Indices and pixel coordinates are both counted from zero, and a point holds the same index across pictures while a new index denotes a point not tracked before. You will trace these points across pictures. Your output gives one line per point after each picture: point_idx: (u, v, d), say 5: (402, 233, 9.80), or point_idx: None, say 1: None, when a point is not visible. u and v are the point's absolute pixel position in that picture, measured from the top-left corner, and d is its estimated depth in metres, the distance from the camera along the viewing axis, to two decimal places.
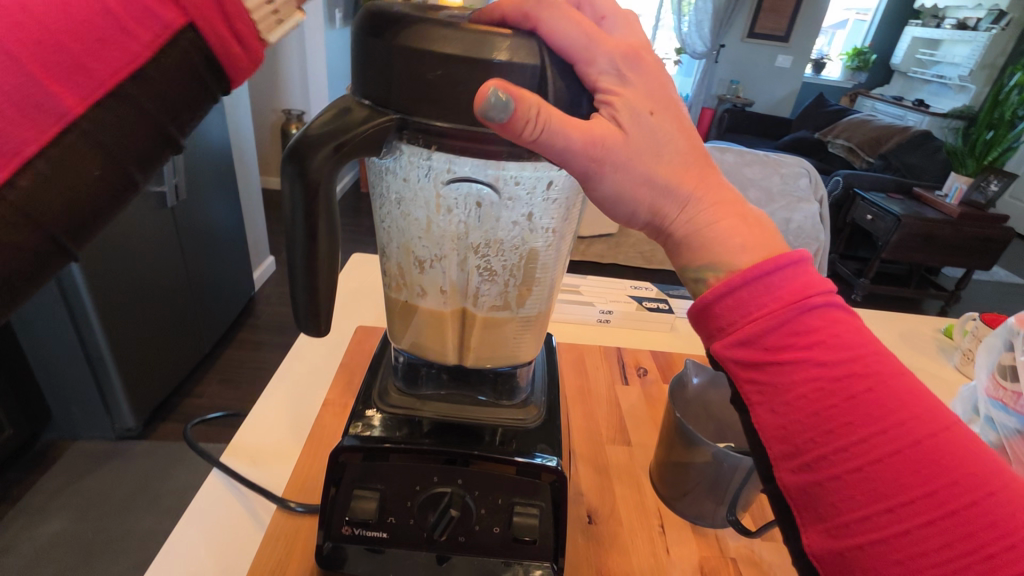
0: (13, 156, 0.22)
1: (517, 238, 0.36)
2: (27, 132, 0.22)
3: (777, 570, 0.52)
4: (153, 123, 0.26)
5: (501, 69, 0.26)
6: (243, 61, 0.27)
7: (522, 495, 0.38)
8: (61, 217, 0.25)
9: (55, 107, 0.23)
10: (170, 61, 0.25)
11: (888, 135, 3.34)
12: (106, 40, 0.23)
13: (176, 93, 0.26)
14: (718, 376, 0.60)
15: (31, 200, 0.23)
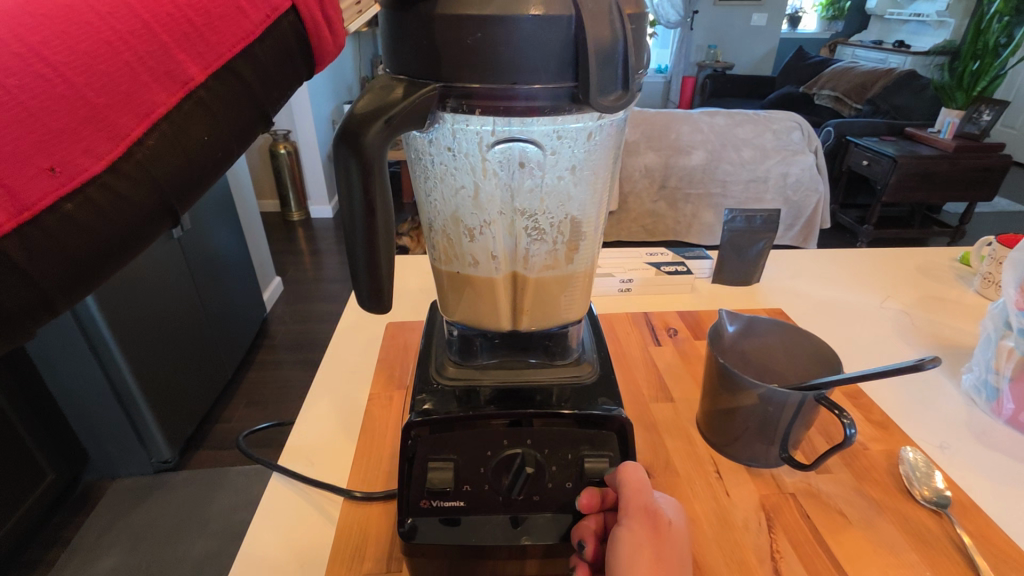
0: (143, 115, 0.23)
1: (563, 193, 0.38)
2: (158, 94, 0.23)
3: (837, 500, 0.53)
4: (253, 99, 0.27)
5: (533, 24, 0.27)
6: (331, 46, 0.29)
7: (590, 447, 0.40)
8: (174, 180, 0.25)
9: (181, 72, 0.24)
10: (273, 41, 0.27)
11: (873, 79, 3.33)
12: (224, 16, 0.25)
13: (274, 74, 0.28)
14: (753, 322, 0.61)
15: (154, 161, 0.24)
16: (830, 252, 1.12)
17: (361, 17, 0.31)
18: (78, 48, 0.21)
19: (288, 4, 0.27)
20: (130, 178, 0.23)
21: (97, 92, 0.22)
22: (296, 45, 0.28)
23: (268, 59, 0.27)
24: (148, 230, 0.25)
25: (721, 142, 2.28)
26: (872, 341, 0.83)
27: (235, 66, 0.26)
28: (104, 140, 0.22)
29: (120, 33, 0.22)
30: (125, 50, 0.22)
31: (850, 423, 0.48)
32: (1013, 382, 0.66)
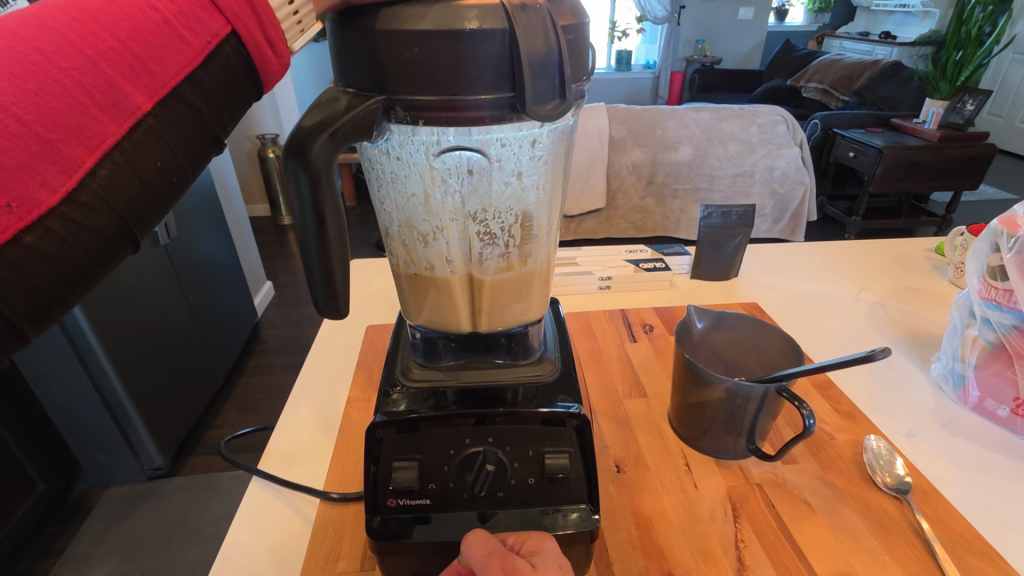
0: (94, 146, 0.23)
1: (512, 196, 0.39)
2: (107, 125, 0.23)
3: (802, 489, 0.55)
4: (205, 124, 0.27)
5: (471, 38, 0.28)
6: (275, 65, 0.28)
7: (551, 444, 0.41)
8: (135, 209, 0.25)
9: (127, 103, 0.24)
10: (218, 66, 0.26)
11: (858, 70, 3.35)
12: (166, 45, 0.24)
13: (225, 98, 0.27)
14: (722, 317, 0.62)
15: (111, 190, 0.24)
16: (808, 245, 1.13)
17: (303, 37, 0.29)
18: (24, 86, 0.21)
19: (227, 28, 0.26)
20: (89, 208, 0.24)
21: (47, 127, 0.22)
22: (242, 70, 0.27)
23: (215, 84, 0.27)
24: (112, 257, 0.26)
25: (706, 138, 2.29)
26: (847, 332, 0.84)
27: (181, 92, 0.25)
28: (57, 173, 0.22)
29: (64, 70, 0.22)
30: (70, 84, 0.22)
31: (809, 414, 0.49)
32: (978, 370, 0.67)
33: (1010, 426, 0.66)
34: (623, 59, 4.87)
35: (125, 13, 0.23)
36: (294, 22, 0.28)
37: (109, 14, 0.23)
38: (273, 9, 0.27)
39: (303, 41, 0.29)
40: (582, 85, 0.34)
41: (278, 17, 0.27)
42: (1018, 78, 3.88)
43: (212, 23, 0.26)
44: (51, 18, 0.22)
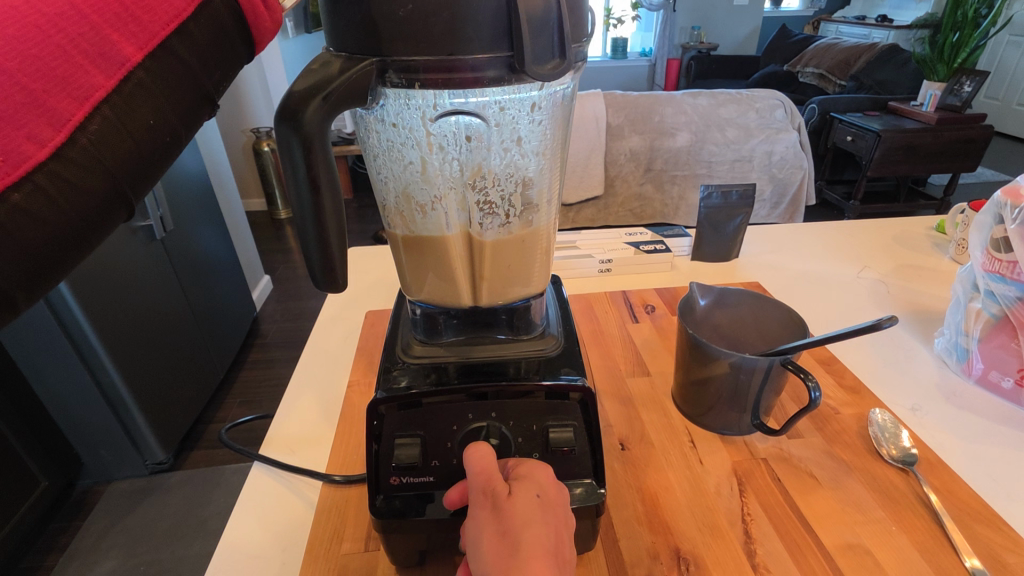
0: (81, 99, 0.22)
1: (512, 165, 0.39)
2: (95, 76, 0.22)
3: (807, 463, 0.54)
4: (195, 82, 0.26)
5: None
6: (268, 22, 0.27)
7: (555, 417, 0.41)
8: (128, 170, 0.24)
9: (116, 53, 0.22)
10: (207, 19, 0.25)
11: (856, 54, 3.33)
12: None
13: (216, 54, 0.26)
14: (724, 294, 0.62)
15: (102, 147, 0.23)
16: (810, 227, 1.12)
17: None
18: (6, 33, 0.20)
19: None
20: (80, 166, 0.22)
21: (31, 76, 0.21)
22: (231, 22, 0.26)
23: (206, 39, 0.25)
24: (103, 221, 0.25)
25: (704, 123, 2.27)
26: (850, 310, 0.84)
27: (171, 44, 0.24)
28: (44, 125, 0.21)
29: (48, 17, 0.21)
30: (52, 30, 0.21)
31: (815, 387, 0.48)
32: (982, 343, 0.67)
33: (1014, 398, 0.65)
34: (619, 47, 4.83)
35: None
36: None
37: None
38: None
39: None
40: (582, 47, 0.33)
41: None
42: (1015, 59, 3.87)
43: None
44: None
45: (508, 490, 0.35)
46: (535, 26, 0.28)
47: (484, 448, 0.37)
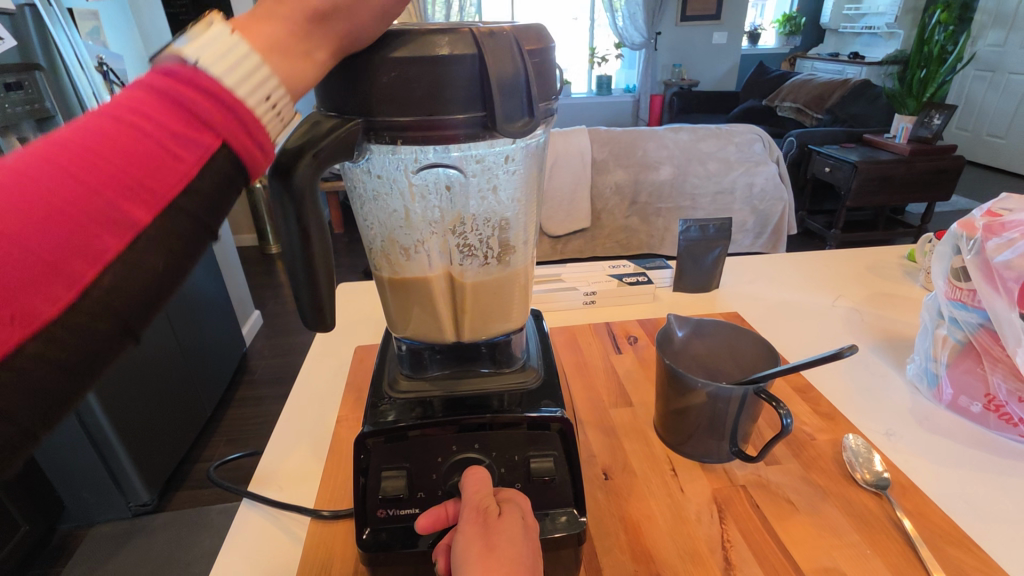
0: (94, 259, 0.23)
1: (488, 211, 0.42)
2: (75, 264, 0.22)
3: (785, 489, 0.56)
4: (203, 223, 0.27)
5: (446, 62, 0.30)
6: (266, 157, 0.28)
7: (535, 448, 0.43)
8: (99, 347, 0.24)
9: (99, 238, 0.23)
10: (202, 184, 0.25)
11: (830, 90, 3.47)
12: (142, 174, 0.24)
13: (223, 197, 0.27)
14: (700, 324, 0.64)
15: (114, 296, 0.24)
16: (787, 258, 1.16)
17: (287, 128, 0.29)
18: (16, 213, 0.21)
19: (213, 145, 0.25)
20: (45, 356, 0.22)
21: (40, 250, 0.22)
22: (236, 168, 0.27)
23: (213, 186, 0.26)
24: (119, 359, 0.25)
25: (686, 157, 2.34)
26: (826, 337, 0.87)
27: (158, 218, 0.24)
28: (11, 321, 0.21)
29: (50, 190, 0.22)
30: (59, 203, 0.22)
31: (787, 413, 0.50)
32: (951, 368, 0.69)
33: (984, 422, 0.67)
34: (603, 84, 4.99)
35: (93, 142, 0.23)
36: (276, 116, 0.27)
37: (75, 147, 0.22)
38: (257, 112, 0.26)
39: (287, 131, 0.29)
40: (552, 102, 0.37)
41: (261, 118, 0.27)
42: (981, 92, 4.05)
43: (193, 142, 0.25)
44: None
45: (499, 510, 0.38)
46: (505, 89, 0.31)
47: (479, 471, 0.40)
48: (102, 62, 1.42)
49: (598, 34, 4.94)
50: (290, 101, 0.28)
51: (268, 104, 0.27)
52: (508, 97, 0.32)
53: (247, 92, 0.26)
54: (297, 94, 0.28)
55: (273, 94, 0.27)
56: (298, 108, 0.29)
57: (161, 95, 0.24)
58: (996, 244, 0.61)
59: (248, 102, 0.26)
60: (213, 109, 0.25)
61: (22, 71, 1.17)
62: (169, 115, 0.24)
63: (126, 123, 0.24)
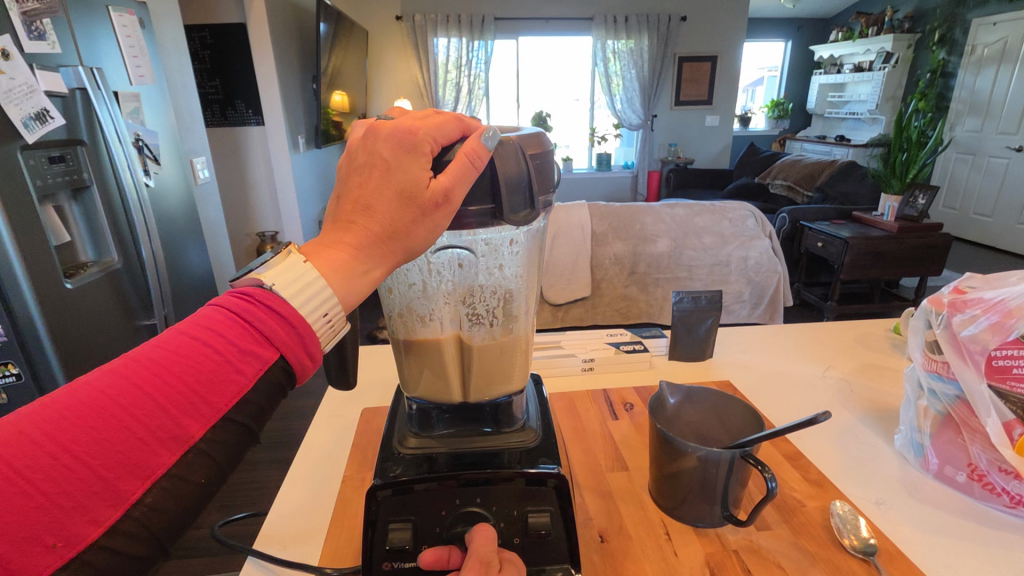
0: (181, 442, 0.31)
1: (495, 284, 0.48)
2: (162, 457, 0.30)
3: (775, 554, 0.58)
4: (260, 408, 0.35)
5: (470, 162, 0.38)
6: (310, 360, 0.36)
7: (533, 504, 0.46)
8: (166, 523, 0.31)
9: (183, 435, 0.31)
10: (265, 384, 0.34)
11: (818, 170, 3.66)
12: (223, 380, 0.32)
13: (278, 388, 0.35)
14: (691, 391, 0.68)
15: (189, 469, 0.32)
16: (778, 328, 1.21)
17: (335, 335, 0.38)
18: (134, 409, 0.30)
19: (276, 354, 0.35)
20: (126, 533, 0.29)
21: (146, 435, 0.30)
22: (290, 370, 0.36)
23: (272, 382, 0.35)
24: (180, 523, 0.32)
25: (682, 231, 2.45)
26: (816, 406, 0.90)
27: (228, 416, 0.33)
28: (106, 508, 0.29)
29: (161, 390, 0.31)
30: (165, 399, 0.31)
31: (772, 477, 0.53)
32: (934, 439, 0.72)
33: (969, 492, 0.69)
34: (603, 161, 5.25)
35: (191, 359, 0.32)
36: (326, 325, 0.37)
37: (179, 363, 0.31)
38: (312, 325, 0.36)
39: (335, 337, 0.38)
40: (548, 195, 0.45)
41: (314, 328, 0.36)
42: (964, 174, 4.24)
43: (262, 353, 0.34)
44: (134, 375, 0.30)
45: (498, 564, 0.41)
46: (512, 185, 0.40)
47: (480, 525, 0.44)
48: (138, 137, 1.54)
49: (598, 115, 5.26)
50: (339, 312, 0.37)
51: (321, 317, 0.36)
52: (516, 191, 0.41)
53: (305, 312, 0.35)
54: (346, 307, 0.37)
55: (326, 309, 0.36)
56: (347, 318, 0.38)
57: (245, 317, 0.34)
58: (961, 320, 0.66)
59: (306, 319, 0.35)
60: (280, 327, 0.34)
61: (65, 146, 1.28)
62: (249, 335, 0.34)
63: (222, 337, 0.33)
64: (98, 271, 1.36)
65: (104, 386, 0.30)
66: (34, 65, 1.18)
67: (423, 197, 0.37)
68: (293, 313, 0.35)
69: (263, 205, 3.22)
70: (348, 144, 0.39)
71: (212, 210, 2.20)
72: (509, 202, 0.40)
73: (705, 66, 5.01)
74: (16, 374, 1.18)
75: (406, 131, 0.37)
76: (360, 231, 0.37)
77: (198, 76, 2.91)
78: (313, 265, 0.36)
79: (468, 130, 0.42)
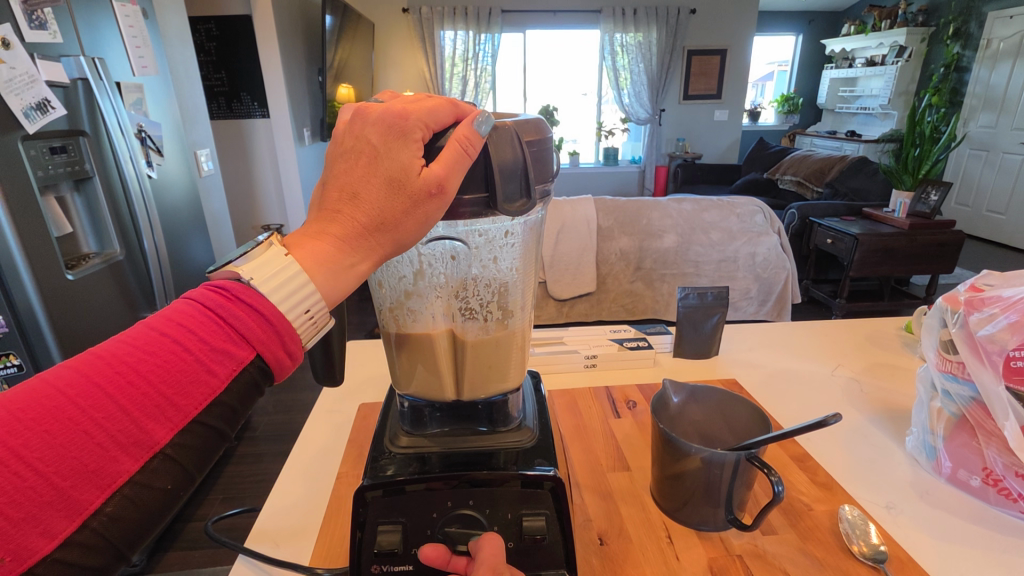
0: (147, 447, 0.30)
1: (490, 277, 0.47)
2: (123, 463, 0.29)
3: (781, 560, 0.56)
4: (233, 410, 0.33)
5: (464, 152, 0.36)
6: (288, 361, 0.35)
7: (528, 507, 0.44)
8: (127, 532, 0.30)
9: (147, 439, 0.30)
10: (238, 386, 0.33)
11: (829, 165, 3.60)
12: (193, 382, 0.31)
13: (252, 390, 0.34)
14: (695, 391, 0.66)
15: (153, 476, 0.30)
16: (787, 326, 1.18)
17: (318, 331, 0.37)
18: (97, 414, 0.28)
19: (252, 353, 0.33)
20: (82, 544, 0.28)
21: (107, 442, 0.28)
22: (265, 372, 0.34)
23: (245, 384, 0.33)
24: (143, 530, 0.31)
25: (689, 226, 2.41)
26: (825, 406, 0.88)
27: (198, 419, 0.32)
28: (61, 518, 0.27)
29: (126, 392, 0.29)
30: (130, 402, 0.29)
31: (778, 481, 0.50)
32: (947, 441, 0.70)
33: (984, 496, 0.67)
34: (610, 155, 5.20)
35: (159, 359, 0.30)
36: (308, 322, 0.35)
37: (145, 363, 0.30)
38: (292, 323, 0.34)
39: (318, 333, 0.37)
40: (547, 184, 0.44)
41: (294, 325, 0.34)
42: (977, 170, 4.17)
43: (238, 352, 0.33)
44: (96, 375, 0.29)
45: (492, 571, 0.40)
46: (506, 174, 0.39)
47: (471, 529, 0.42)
48: (141, 128, 1.53)
49: (605, 110, 5.21)
50: (321, 308, 0.36)
51: (303, 314, 0.35)
52: (508, 183, 0.39)
53: (285, 309, 0.34)
54: (330, 303, 0.36)
55: (308, 306, 0.35)
56: (331, 314, 0.37)
57: (220, 314, 0.32)
58: (978, 318, 0.64)
59: (286, 316, 0.34)
60: (257, 324, 0.33)
61: (67, 137, 1.27)
62: (223, 332, 0.32)
63: (191, 336, 0.31)
64: (101, 263, 1.35)
65: (63, 387, 0.28)
66: (35, 55, 1.17)
67: (414, 186, 0.35)
68: (271, 309, 0.33)
69: (268, 198, 3.22)
70: (336, 127, 0.37)
71: (216, 203, 2.19)
72: (498, 194, 0.39)
73: (715, 60, 4.95)
74: (17, 365, 1.18)
75: (397, 116, 0.35)
76: (347, 221, 0.35)
77: (203, 68, 2.89)
78: (296, 259, 0.35)
79: (463, 114, 0.40)
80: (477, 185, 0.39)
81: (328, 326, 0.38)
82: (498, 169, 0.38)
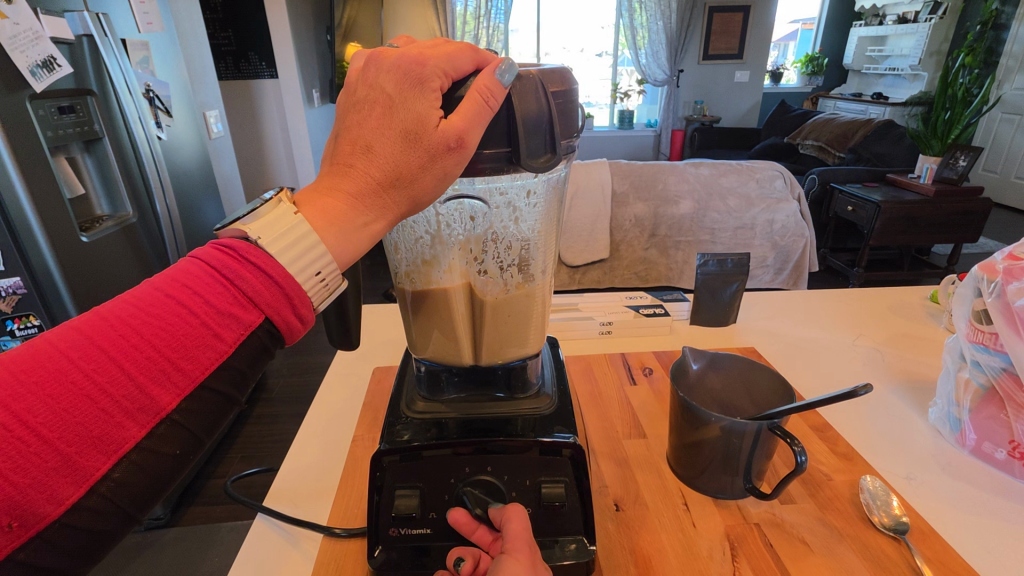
0: (153, 415, 0.29)
1: (511, 239, 0.45)
2: (130, 430, 0.28)
3: (800, 529, 0.55)
4: (239, 375, 0.32)
5: (489, 106, 0.34)
6: (296, 327, 0.34)
7: (547, 474, 0.44)
8: (136, 498, 0.30)
9: (153, 406, 0.29)
10: (246, 351, 0.32)
11: (853, 129, 3.48)
12: (200, 345, 0.30)
13: (254, 358, 0.33)
14: (715, 358, 0.65)
15: (159, 443, 0.29)
16: (807, 294, 1.15)
17: (330, 293, 0.35)
18: (95, 382, 0.27)
19: (260, 317, 0.32)
20: (90, 509, 0.28)
21: (110, 410, 0.28)
22: (268, 339, 0.33)
23: (247, 354, 0.32)
24: (151, 493, 0.30)
25: (706, 192, 2.35)
26: (847, 376, 0.86)
27: (206, 385, 0.31)
28: (67, 485, 0.27)
29: (124, 350, 0.28)
30: (129, 367, 0.28)
31: (801, 451, 0.49)
32: (973, 413, 0.68)
33: (1009, 469, 0.66)
34: (626, 119, 5.07)
35: (164, 321, 0.29)
36: (320, 286, 0.34)
37: (150, 326, 0.29)
38: (302, 285, 0.33)
39: (330, 296, 0.35)
40: (572, 139, 0.41)
41: (305, 288, 0.33)
42: (1009, 134, 4.00)
43: (245, 316, 0.31)
44: (98, 336, 0.28)
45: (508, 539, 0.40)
46: (531, 134, 0.36)
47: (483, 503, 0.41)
48: (149, 88, 1.50)
49: (621, 71, 5.06)
50: (333, 272, 0.34)
51: (314, 277, 0.33)
52: (531, 141, 0.36)
53: (294, 270, 0.32)
54: (342, 265, 0.34)
55: (319, 268, 0.33)
56: (343, 276, 0.35)
57: (227, 275, 0.31)
58: (1016, 288, 0.61)
59: (297, 280, 0.33)
60: (265, 287, 0.32)
61: (74, 96, 1.25)
62: (230, 295, 0.31)
63: (185, 301, 0.30)
64: (114, 225, 1.35)
65: (60, 350, 0.27)
66: (38, 10, 1.13)
67: (431, 139, 0.33)
68: (279, 270, 0.32)
69: (278, 161, 3.18)
70: (347, 76, 0.35)
71: (226, 166, 2.17)
72: (517, 152, 0.37)
73: (737, 17, 4.74)
74: (37, 325, 1.20)
75: (413, 62, 0.33)
76: (359, 176, 0.33)
77: (209, 26, 2.83)
78: (304, 217, 0.33)
79: (483, 63, 0.37)
80: (498, 142, 0.37)
81: (341, 288, 0.36)
82: (521, 123, 0.36)
